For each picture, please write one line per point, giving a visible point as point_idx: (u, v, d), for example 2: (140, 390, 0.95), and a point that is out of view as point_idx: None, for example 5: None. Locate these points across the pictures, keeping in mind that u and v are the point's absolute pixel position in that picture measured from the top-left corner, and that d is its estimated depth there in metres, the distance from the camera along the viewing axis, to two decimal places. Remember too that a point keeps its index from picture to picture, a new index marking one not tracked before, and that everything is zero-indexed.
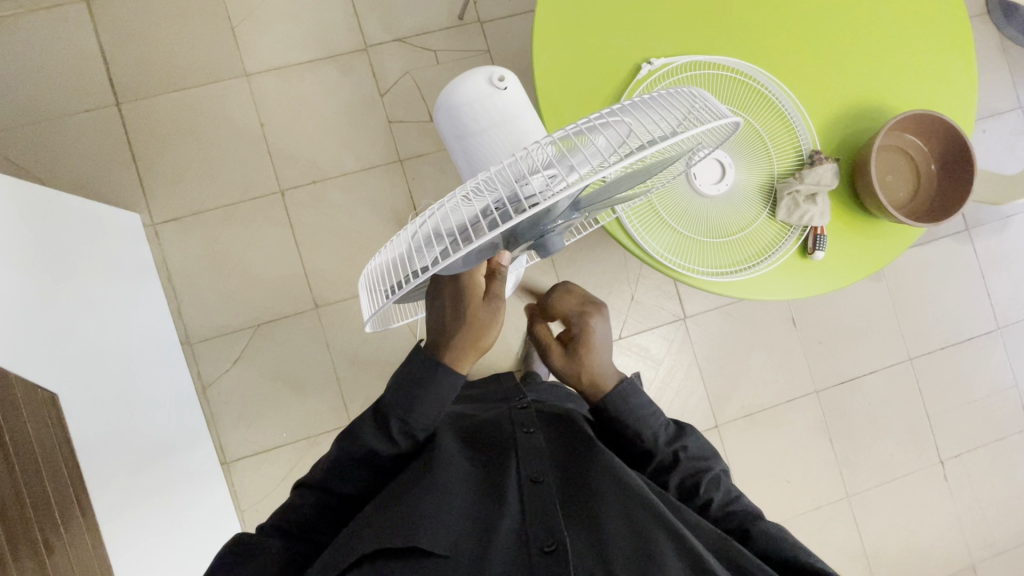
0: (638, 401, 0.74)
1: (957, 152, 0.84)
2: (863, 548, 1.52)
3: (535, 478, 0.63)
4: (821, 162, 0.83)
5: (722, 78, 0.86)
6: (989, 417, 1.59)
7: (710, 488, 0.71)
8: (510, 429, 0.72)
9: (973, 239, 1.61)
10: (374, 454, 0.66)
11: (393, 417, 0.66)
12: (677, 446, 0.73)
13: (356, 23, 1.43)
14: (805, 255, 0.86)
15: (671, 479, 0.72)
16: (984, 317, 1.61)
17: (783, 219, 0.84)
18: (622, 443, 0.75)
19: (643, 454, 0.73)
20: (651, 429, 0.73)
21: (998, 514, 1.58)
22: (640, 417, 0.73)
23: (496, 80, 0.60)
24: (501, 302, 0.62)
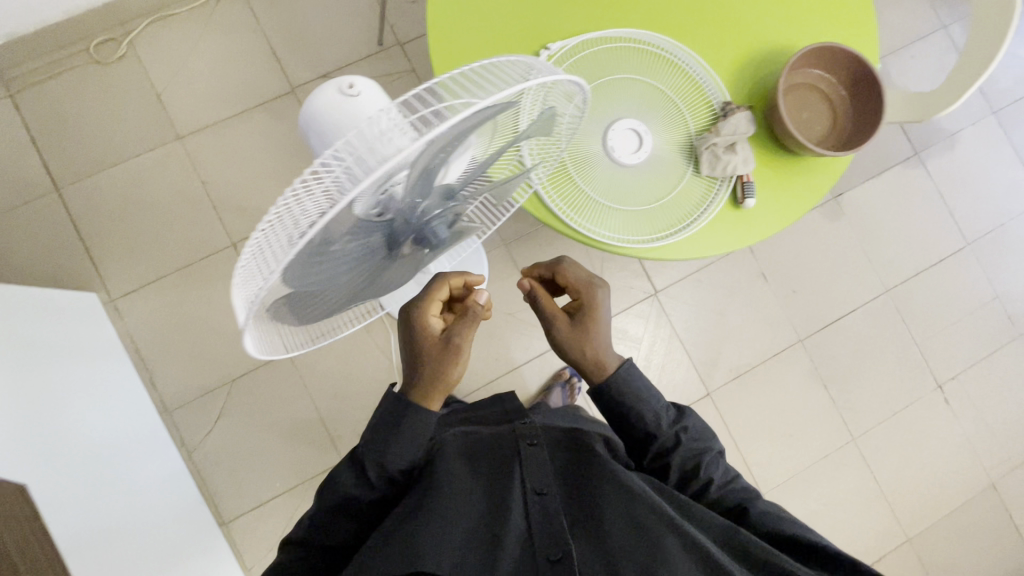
0: (638, 382, 0.76)
1: (862, 78, 0.85)
2: (878, 488, 1.50)
3: (539, 490, 0.70)
4: (733, 113, 0.84)
5: (621, 50, 0.87)
6: (977, 333, 1.58)
7: (711, 468, 0.75)
8: (509, 446, 0.76)
9: (925, 162, 1.62)
10: (351, 500, 0.69)
11: (368, 462, 0.69)
12: (679, 430, 0.76)
13: (278, 66, 1.44)
14: (737, 204, 0.86)
15: (673, 460, 0.74)
16: (952, 236, 1.61)
17: (708, 173, 0.84)
18: (623, 429, 0.77)
19: (648, 438, 0.75)
20: (653, 413, 0.75)
21: (1007, 428, 1.56)
22: (641, 398, 0.75)
23: (344, 88, 0.66)
24: (465, 338, 0.69)
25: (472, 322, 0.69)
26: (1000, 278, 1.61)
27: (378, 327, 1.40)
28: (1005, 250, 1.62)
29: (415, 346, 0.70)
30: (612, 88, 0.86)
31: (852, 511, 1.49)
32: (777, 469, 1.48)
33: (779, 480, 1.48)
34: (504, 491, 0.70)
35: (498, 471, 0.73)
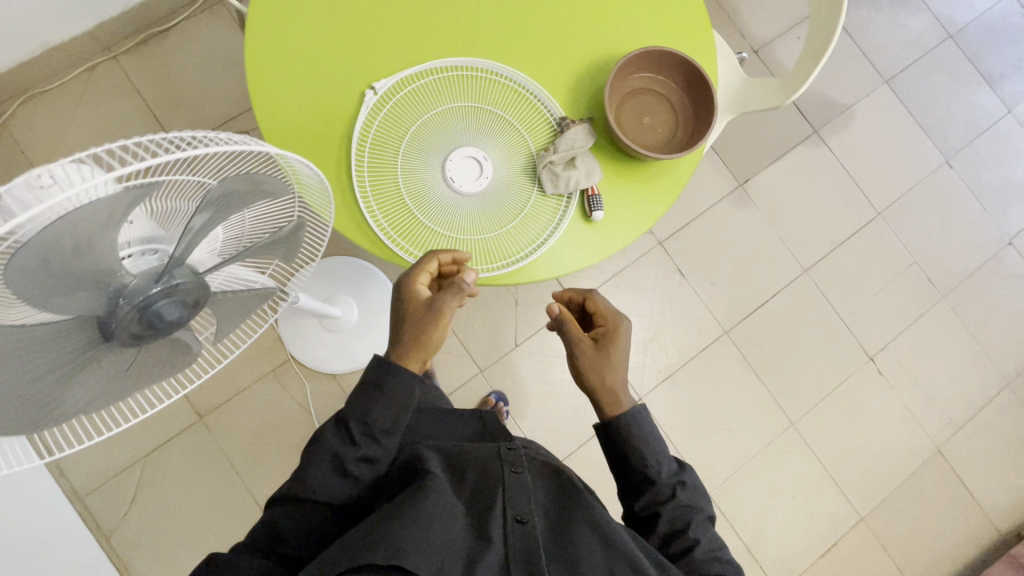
0: (648, 427, 0.74)
1: (692, 75, 0.84)
2: (823, 469, 1.48)
3: (518, 517, 0.63)
4: (569, 127, 0.84)
5: (451, 78, 0.85)
6: (900, 301, 1.58)
7: (704, 535, 0.70)
8: (497, 465, 0.71)
9: (826, 139, 1.63)
10: (341, 459, 0.65)
11: (351, 419, 0.66)
12: (676, 484, 0.72)
13: (161, 129, 1.42)
14: (588, 218, 0.85)
15: (663, 512, 0.71)
16: (864, 208, 1.61)
17: (551, 191, 0.83)
18: (621, 464, 0.74)
19: (645, 484, 0.72)
20: (655, 460, 0.72)
21: (945, 392, 1.55)
22: (648, 440, 0.73)
23: None
24: (448, 306, 0.69)
25: (456, 294, 0.69)
26: (917, 243, 1.61)
27: (293, 380, 1.35)
28: (919, 215, 1.63)
29: (401, 311, 0.71)
30: (447, 117, 0.85)
31: (801, 498, 1.46)
32: (722, 467, 1.45)
33: (725, 478, 1.45)
34: (483, 510, 0.64)
35: (479, 488, 0.67)
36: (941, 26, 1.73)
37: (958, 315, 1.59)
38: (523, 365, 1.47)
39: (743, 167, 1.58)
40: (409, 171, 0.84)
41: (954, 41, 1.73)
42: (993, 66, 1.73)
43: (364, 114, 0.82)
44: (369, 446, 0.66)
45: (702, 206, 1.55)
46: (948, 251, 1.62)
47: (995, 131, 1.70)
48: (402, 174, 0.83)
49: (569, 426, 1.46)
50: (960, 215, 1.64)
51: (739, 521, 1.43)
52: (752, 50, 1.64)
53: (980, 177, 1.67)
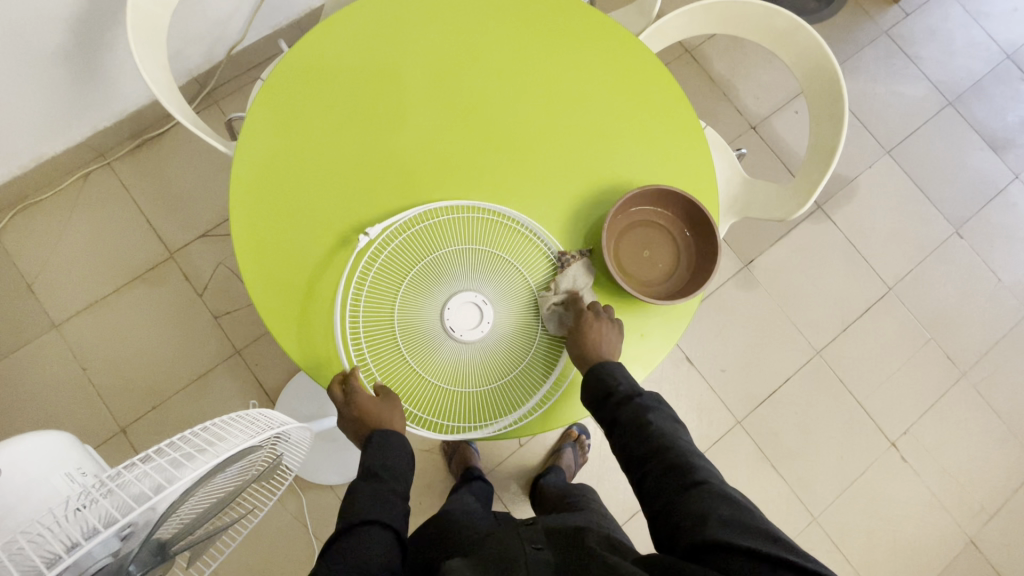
0: (616, 370, 0.75)
1: (697, 214, 0.83)
2: (851, 568, 1.40)
3: None
4: (569, 264, 0.81)
5: (447, 221, 0.82)
6: (920, 379, 1.52)
7: (666, 429, 0.70)
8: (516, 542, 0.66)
9: (831, 213, 1.60)
10: (378, 487, 0.70)
11: (375, 467, 0.71)
12: (635, 393, 0.74)
13: (154, 234, 1.40)
14: None
15: (621, 417, 0.72)
16: (874, 283, 1.57)
17: (555, 330, 0.81)
18: (591, 393, 0.75)
19: (608, 396, 0.74)
20: (617, 375, 0.75)
21: (974, 477, 1.48)
22: (610, 366, 0.75)
23: None
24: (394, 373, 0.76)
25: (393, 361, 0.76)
26: (932, 317, 1.56)
27: (288, 494, 1.27)
28: (932, 288, 1.58)
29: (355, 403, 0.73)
30: (444, 262, 0.81)
31: None
32: None
33: None
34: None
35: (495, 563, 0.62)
36: (939, 93, 1.72)
37: (980, 393, 1.53)
38: (529, 463, 1.41)
39: (747, 247, 1.54)
40: (407, 320, 0.79)
41: (953, 107, 1.71)
42: (996, 131, 1.71)
43: (350, 270, 0.78)
44: (398, 483, 0.72)
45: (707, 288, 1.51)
46: (965, 325, 1.56)
47: (1004, 197, 1.66)
48: (400, 327, 0.79)
49: None
50: (975, 287, 1.59)
51: None
52: (750, 127, 1.62)
53: (992, 246, 1.63)
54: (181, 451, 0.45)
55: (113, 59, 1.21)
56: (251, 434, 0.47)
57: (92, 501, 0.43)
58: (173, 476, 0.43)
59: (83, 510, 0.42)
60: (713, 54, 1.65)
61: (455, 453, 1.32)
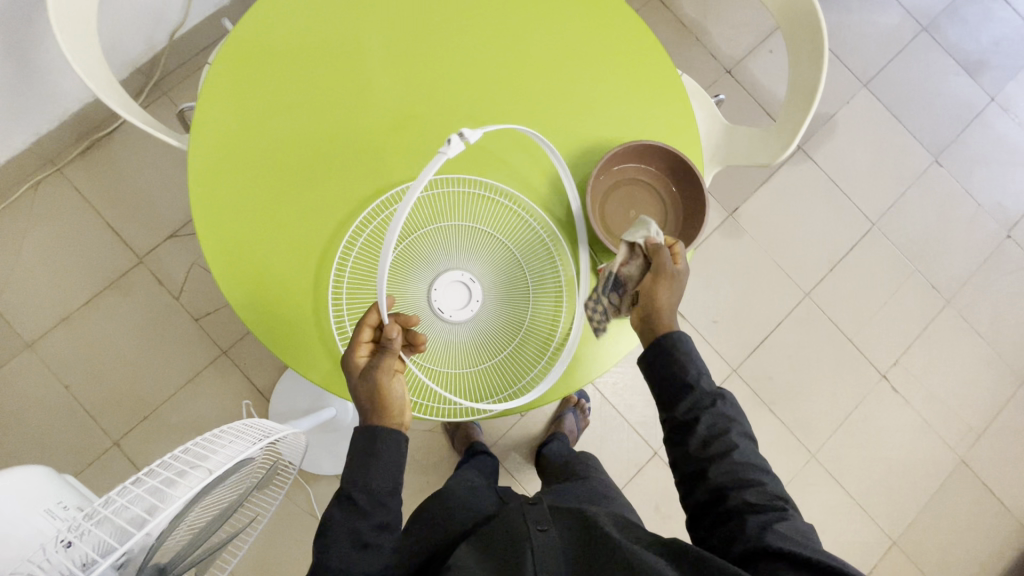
0: (691, 361, 0.69)
1: (681, 166, 0.80)
2: (850, 497, 1.45)
3: None
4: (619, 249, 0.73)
5: (426, 199, 0.79)
6: (906, 311, 1.54)
7: (744, 442, 0.66)
8: (520, 521, 0.68)
9: (811, 153, 1.58)
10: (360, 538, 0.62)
11: (354, 493, 0.63)
12: (717, 394, 0.68)
13: (119, 240, 1.34)
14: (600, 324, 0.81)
15: (703, 418, 0.66)
16: (858, 220, 1.56)
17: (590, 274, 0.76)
18: (662, 382, 0.69)
19: (686, 392, 0.68)
20: (698, 372, 0.68)
21: (962, 399, 1.52)
22: (689, 359, 0.69)
23: None
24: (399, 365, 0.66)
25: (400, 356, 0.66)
26: (916, 248, 1.57)
27: (294, 488, 1.27)
28: (914, 219, 1.58)
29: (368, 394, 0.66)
30: (426, 244, 0.78)
31: (833, 532, 1.43)
32: None
33: None
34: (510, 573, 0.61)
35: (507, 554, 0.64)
36: (913, 19, 1.68)
37: (965, 318, 1.56)
38: (531, 432, 1.41)
39: (731, 195, 1.53)
40: (395, 307, 0.76)
41: (928, 33, 1.68)
42: (971, 54, 1.68)
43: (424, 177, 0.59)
44: (385, 512, 0.64)
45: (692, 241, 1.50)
46: (948, 253, 1.58)
47: (981, 121, 1.66)
48: None
49: None
50: (956, 215, 1.60)
51: None
52: (725, 71, 1.58)
53: (971, 172, 1.63)
54: (172, 470, 0.43)
55: (45, 56, 1.12)
56: (240, 446, 0.45)
57: (80, 534, 0.41)
58: (164, 497, 0.41)
59: (70, 545, 0.40)
60: None
61: (456, 430, 1.31)
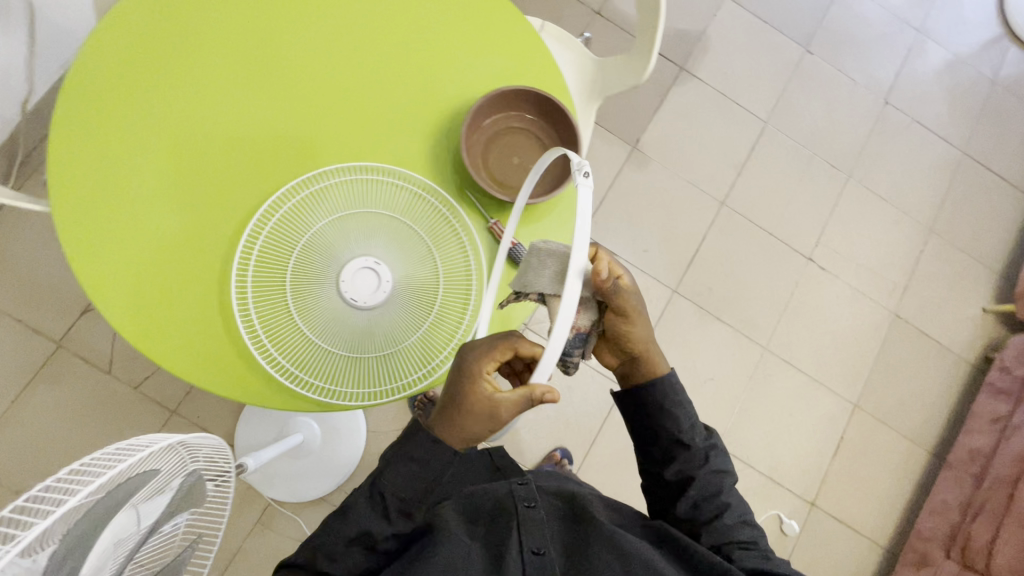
0: (685, 419, 0.76)
1: (545, 103, 0.83)
2: (808, 376, 1.54)
3: (537, 551, 0.69)
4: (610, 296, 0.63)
5: (309, 196, 0.78)
6: (815, 194, 1.63)
7: (732, 498, 0.76)
8: (510, 494, 0.75)
9: (694, 72, 1.64)
10: (368, 535, 0.68)
11: (379, 492, 0.69)
12: (709, 449, 0.77)
13: (31, 330, 1.28)
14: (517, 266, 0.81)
15: (697, 473, 0.75)
16: (751, 122, 1.64)
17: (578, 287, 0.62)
18: (655, 432, 0.77)
19: (679, 444, 0.76)
20: (689, 426, 0.76)
21: (883, 261, 1.63)
22: (681, 414, 0.76)
23: None
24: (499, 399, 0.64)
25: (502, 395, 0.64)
26: (810, 135, 1.66)
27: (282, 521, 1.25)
28: (801, 109, 1.67)
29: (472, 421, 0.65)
30: (322, 239, 0.77)
31: (800, 412, 1.52)
32: (721, 418, 1.47)
33: (726, 426, 1.47)
34: (501, 544, 0.70)
35: (496, 524, 0.72)
36: None
37: (867, 187, 1.66)
38: None
39: (629, 129, 1.58)
40: (307, 309, 0.75)
41: None
42: None
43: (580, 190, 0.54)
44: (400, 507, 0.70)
45: (606, 181, 1.55)
46: (839, 132, 1.68)
47: (838, 5, 1.76)
48: (302, 317, 0.75)
49: (570, 442, 1.44)
50: (837, 96, 1.70)
51: (754, 458, 1.48)
52: (595, 13, 1.61)
53: (840, 53, 1.73)
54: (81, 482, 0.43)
55: None
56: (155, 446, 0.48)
57: None
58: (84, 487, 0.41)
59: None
60: None
61: None
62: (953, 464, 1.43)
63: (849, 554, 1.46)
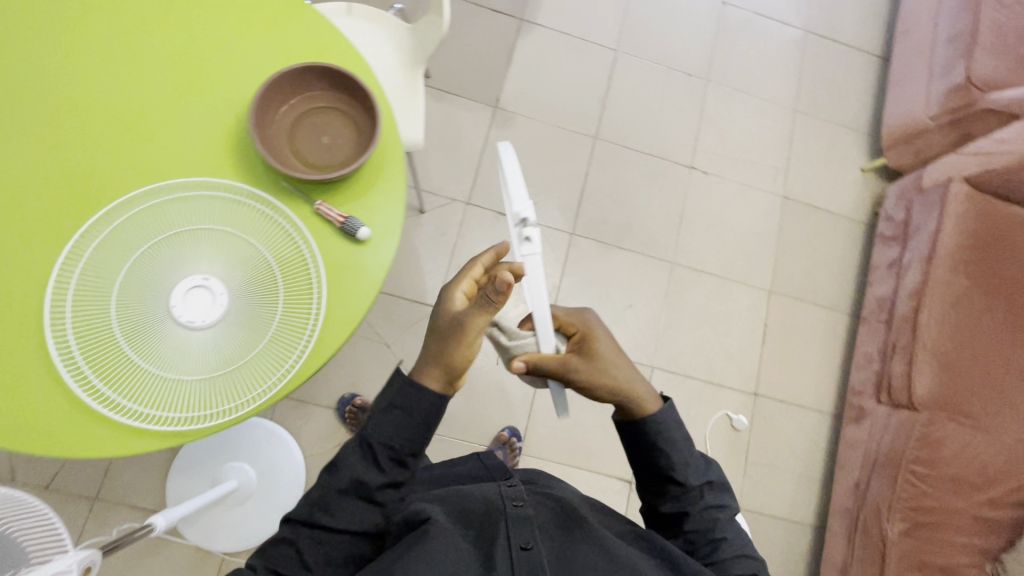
0: (679, 458, 0.76)
1: (333, 74, 0.80)
2: (719, 277, 1.58)
3: (523, 545, 0.69)
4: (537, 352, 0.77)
5: (115, 232, 0.74)
6: (681, 106, 1.68)
7: (729, 532, 0.74)
8: (499, 499, 0.78)
9: (534, 20, 1.65)
10: (361, 485, 0.69)
11: (377, 445, 0.70)
12: (705, 484, 0.76)
13: None
14: (354, 241, 0.79)
15: (689, 511, 0.75)
16: (602, 54, 1.67)
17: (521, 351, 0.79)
18: (645, 466, 0.77)
19: (672, 481, 0.76)
20: (683, 464, 0.76)
21: (760, 151, 1.69)
22: (674, 452, 0.76)
23: None
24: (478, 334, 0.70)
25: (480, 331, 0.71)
26: (660, 51, 1.70)
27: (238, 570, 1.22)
28: (646, 29, 1.71)
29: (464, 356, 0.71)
30: (138, 271, 0.73)
31: (721, 312, 1.56)
32: (649, 340, 1.50)
33: (655, 346, 1.51)
34: (488, 542, 0.71)
35: (485, 523, 0.74)
36: None
37: (727, 85, 1.71)
38: None
39: (487, 92, 1.58)
40: (139, 344, 0.71)
41: None
42: None
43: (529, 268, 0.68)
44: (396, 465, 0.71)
45: (477, 148, 1.55)
46: (687, 41, 1.72)
47: None
48: (136, 353, 0.71)
49: (513, 407, 1.44)
50: (676, 8, 1.74)
51: (689, 369, 1.51)
52: None
53: None
54: None
55: None
56: None
57: None
58: None
59: None
60: None
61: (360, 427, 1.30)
62: (867, 317, 1.50)
63: (800, 429, 1.52)
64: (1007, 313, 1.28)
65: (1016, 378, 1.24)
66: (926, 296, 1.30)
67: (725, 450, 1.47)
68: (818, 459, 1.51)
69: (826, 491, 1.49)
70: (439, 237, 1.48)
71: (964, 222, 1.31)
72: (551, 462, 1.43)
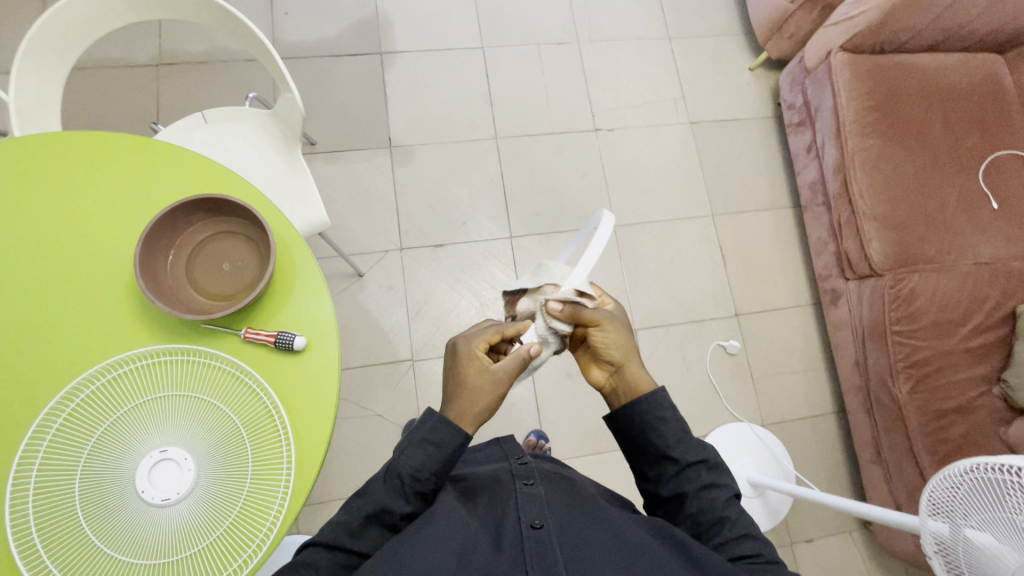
0: (674, 432, 0.71)
1: (208, 202, 0.77)
2: (661, 220, 1.60)
3: (537, 528, 0.63)
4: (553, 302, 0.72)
5: (54, 440, 0.70)
6: (564, 75, 1.68)
7: (733, 511, 0.67)
8: (511, 484, 0.73)
9: (393, 49, 1.63)
10: (384, 512, 0.65)
11: (402, 476, 0.67)
12: (701, 461, 0.70)
13: None
14: (298, 353, 0.78)
15: (687, 489, 0.69)
16: (471, 56, 1.65)
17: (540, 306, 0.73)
18: (634, 439, 0.73)
19: (668, 459, 0.71)
20: (677, 442, 0.71)
21: (652, 88, 1.71)
22: (670, 427, 0.71)
23: None
24: (496, 388, 0.70)
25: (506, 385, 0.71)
26: (524, 32, 1.70)
27: None
28: (502, 16, 1.70)
29: (484, 409, 0.70)
30: (96, 469, 0.69)
31: (676, 252, 1.58)
32: (621, 306, 1.52)
33: (629, 309, 1.52)
34: (499, 526, 0.65)
35: (497, 510, 0.68)
36: None
37: (598, 39, 1.72)
38: None
39: (376, 136, 1.56)
40: (119, 540, 0.67)
41: None
42: None
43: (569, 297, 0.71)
44: (417, 484, 0.67)
45: (388, 193, 1.52)
46: (545, 13, 1.73)
47: None
48: (120, 552, 0.67)
49: (521, 421, 1.44)
50: None
51: (669, 316, 1.53)
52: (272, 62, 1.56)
53: None
54: None
55: None
56: None
57: None
58: None
59: None
60: (178, 41, 1.51)
61: None
62: (807, 205, 1.54)
63: (789, 330, 1.56)
64: (924, 155, 1.32)
65: (955, 210, 1.29)
66: (848, 168, 1.34)
67: (729, 376, 1.50)
68: (816, 350, 1.55)
69: (833, 377, 1.54)
70: (387, 292, 1.46)
71: (855, 87, 1.35)
72: (577, 456, 1.43)
